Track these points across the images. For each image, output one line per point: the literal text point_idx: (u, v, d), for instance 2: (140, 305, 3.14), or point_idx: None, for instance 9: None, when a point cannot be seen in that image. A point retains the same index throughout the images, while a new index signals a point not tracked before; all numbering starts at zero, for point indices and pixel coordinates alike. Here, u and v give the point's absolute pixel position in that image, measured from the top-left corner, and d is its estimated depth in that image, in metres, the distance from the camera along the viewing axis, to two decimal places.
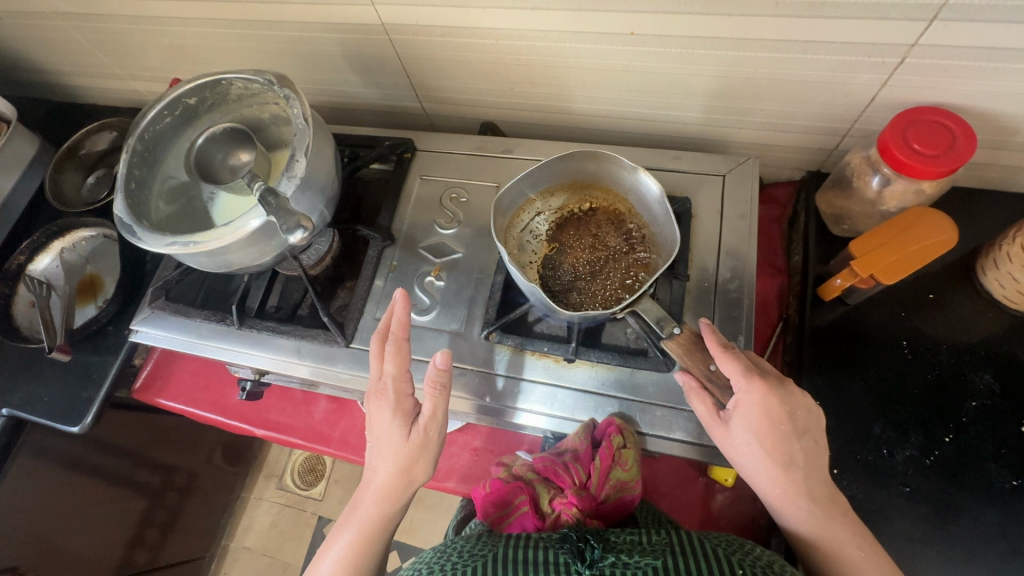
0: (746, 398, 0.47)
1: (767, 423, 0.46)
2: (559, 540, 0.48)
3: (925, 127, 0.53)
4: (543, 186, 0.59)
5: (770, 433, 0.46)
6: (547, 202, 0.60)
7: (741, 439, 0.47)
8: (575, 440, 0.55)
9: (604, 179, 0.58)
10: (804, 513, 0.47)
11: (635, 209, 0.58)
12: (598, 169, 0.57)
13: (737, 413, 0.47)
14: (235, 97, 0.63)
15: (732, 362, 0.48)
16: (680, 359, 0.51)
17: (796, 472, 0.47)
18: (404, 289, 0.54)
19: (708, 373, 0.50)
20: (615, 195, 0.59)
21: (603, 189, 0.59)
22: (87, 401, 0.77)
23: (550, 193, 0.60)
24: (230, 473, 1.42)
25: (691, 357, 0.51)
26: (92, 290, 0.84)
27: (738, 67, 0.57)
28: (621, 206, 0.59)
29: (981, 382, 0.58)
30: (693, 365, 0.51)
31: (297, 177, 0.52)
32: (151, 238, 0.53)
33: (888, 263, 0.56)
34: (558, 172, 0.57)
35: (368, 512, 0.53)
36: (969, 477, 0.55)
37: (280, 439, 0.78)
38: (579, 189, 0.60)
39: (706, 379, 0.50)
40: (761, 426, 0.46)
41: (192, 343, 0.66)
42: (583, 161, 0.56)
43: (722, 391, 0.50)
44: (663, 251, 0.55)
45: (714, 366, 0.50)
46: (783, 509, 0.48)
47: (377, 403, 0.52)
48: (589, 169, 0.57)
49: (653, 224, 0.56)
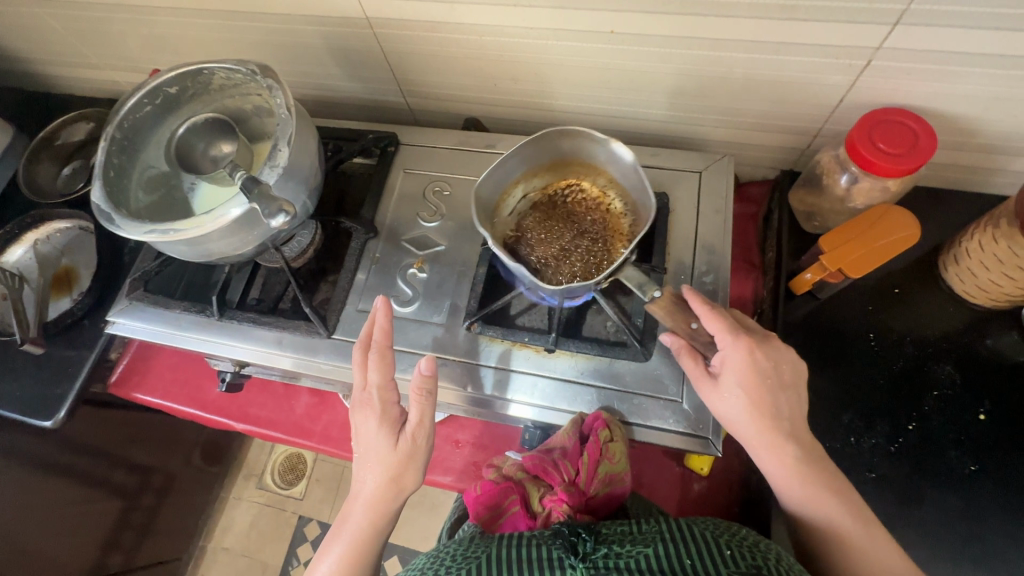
0: (733, 352, 0.49)
1: (753, 378, 0.49)
2: (550, 537, 0.49)
3: (889, 127, 0.55)
4: (524, 169, 0.60)
5: (756, 385, 0.49)
6: (530, 185, 0.61)
7: (730, 394, 0.49)
8: (563, 437, 0.56)
9: (582, 158, 0.59)
10: (790, 470, 0.49)
11: (614, 182, 0.59)
12: (573, 146, 0.58)
13: (726, 369, 0.50)
14: (217, 88, 0.63)
15: (715, 320, 0.50)
16: (663, 320, 0.52)
17: (781, 423, 0.49)
18: (385, 298, 0.55)
19: (691, 332, 0.52)
20: (595, 170, 0.59)
21: (582, 166, 0.60)
22: (61, 395, 0.75)
23: (533, 175, 0.60)
24: (208, 472, 1.40)
25: (672, 315, 0.52)
26: (67, 283, 0.83)
27: (715, 66, 0.59)
28: (601, 180, 0.60)
29: (942, 372, 0.61)
30: (677, 324, 0.52)
31: (279, 167, 0.52)
32: (129, 225, 0.53)
33: (856, 258, 0.58)
34: (534, 154, 0.58)
35: (358, 525, 0.53)
36: (931, 464, 0.57)
37: (261, 435, 0.77)
38: (560, 169, 0.61)
39: (691, 338, 0.52)
40: (747, 379, 0.49)
41: (172, 336, 0.66)
42: (556, 141, 0.57)
43: (705, 350, 0.52)
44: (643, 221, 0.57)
45: (695, 325, 0.52)
46: (774, 468, 0.49)
47: (364, 414, 0.53)
48: (565, 148, 0.58)
49: (634, 196, 0.58)
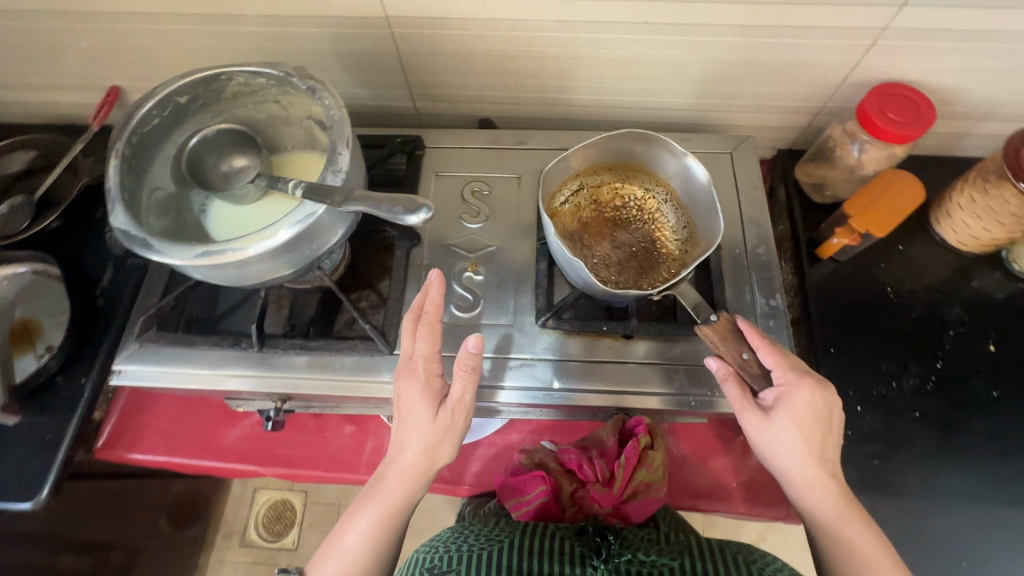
0: (793, 390, 0.48)
1: (809, 419, 0.47)
2: (575, 534, 0.58)
3: (895, 99, 0.61)
4: (589, 162, 0.59)
5: (810, 428, 0.47)
6: (587, 179, 0.60)
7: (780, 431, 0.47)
8: (605, 437, 0.64)
9: (651, 164, 0.58)
10: (832, 503, 0.48)
11: (677, 198, 0.59)
12: (644, 152, 0.58)
13: (778, 405, 0.48)
14: (230, 95, 0.57)
15: (775, 355, 0.50)
16: (715, 345, 0.52)
17: (829, 466, 0.48)
18: (440, 270, 0.52)
19: (740, 361, 0.51)
20: (663, 182, 0.59)
21: (649, 174, 0.59)
22: (41, 470, 0.63)
23: (593, 170, 0.59)
24: (180, 538, 1.24)
25: (726, 341, 0.52)
26: (27, 337, 0.70)
27: (737, 52, 0.63)
28: (665, 193, 0.59)
29: (953, 314, 0.68)
30: (729, 351, 0.52)
31: (343, 171, 0.48)
32: (173, 249, 0.46)
33: (878, 219, 0.64)
34: (604, 152, 0.57)
35: (392, 489, 0.51)
36: (961, 395, 0.64)
37: (293, 476, 0.70)
38: (625, 171, 0.60)
39: (740, 367, 0.51)
40: (802, 420, 0.47)
41: (194, 377, 0.57)
42: (632, 144, 0.57)
43: (756, 383, 0.51)
44: (703, 240, 0.56)
45: (747, 354, 0.52)
46: (812, 500, 0.48)
47: (405, 381, 0.51)
48: (637, 152, 0.58)
49: (696, 218, 0.57)
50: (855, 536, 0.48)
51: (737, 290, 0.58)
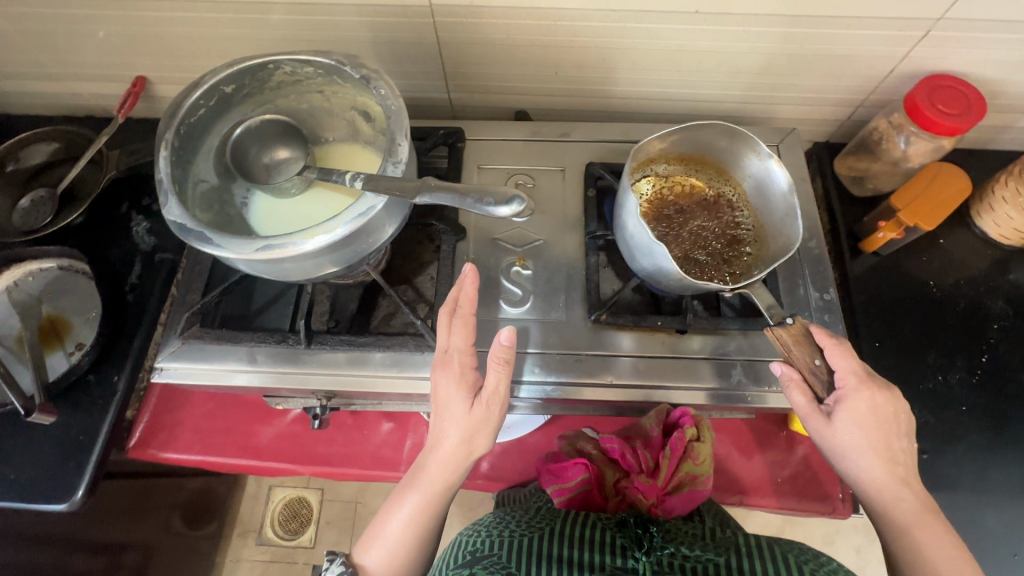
0: (863, 394, 0.47)
1: (877, 422, 0.47)
2: (616, 524, 0.56)
3: (944, 90, 0.61)
4: (661, 151, 0.58)
5: (878, 431, 0.47)
6: (656, 170, 0.59)
7: (849, 434, 0.47)
8: (650, 426, 0.63)
9: (727, 162, 0.57)
10: (906, 504, 0.47)
11: (750, 202, 0.57)
12: (727, 148, 0.56)
13: (848, 409, 0.48)
14: (274, 85, 0.55)
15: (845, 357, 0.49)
16: (786, 347, 0.50)
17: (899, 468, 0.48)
18: (472, 263, 0.50)
19: (811, 367, 0.50)
20: (735, 182, 0.58)
21: (720, 172, 0.58)
22: (76, 469, 0.62)
23: (663, 161, 0.58)
24: (196, 537, 1.22)
25: (801, 345, 0.50)
26: (56, 335, 0.68)
27: (786, 43, 0.62)
28: (734, 193, 0.58)
29: (997, 307, 0.68)
30: (801, 358, 0.50)
31: (403, 163, 0.46)
32: (234, 243, 0.44)
33: (926, 211, 0.63)
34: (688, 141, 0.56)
35: (432, 479, 0.51)
36: (1009, 389, 0.63)
37: (333, 474, 0.69)
38: (695, 166, 0.59)
39: (809, 372, 0.50)
40: (870, 422, 0.47)
41: (236, 376, 0.56)
42: (718, 137, 0.55)
43: (823, 388, 0.50)
44: (775, 243, 0.55)
45: (819, 361, 0.50)
46: (883, 503, 0.48)
47: (440, 373, 0.50)
48: (720, 146, 0.56)
49: (767, 222, 0.56)
50: (924, 542, 0.47)
51: (791, 284, 0.58)
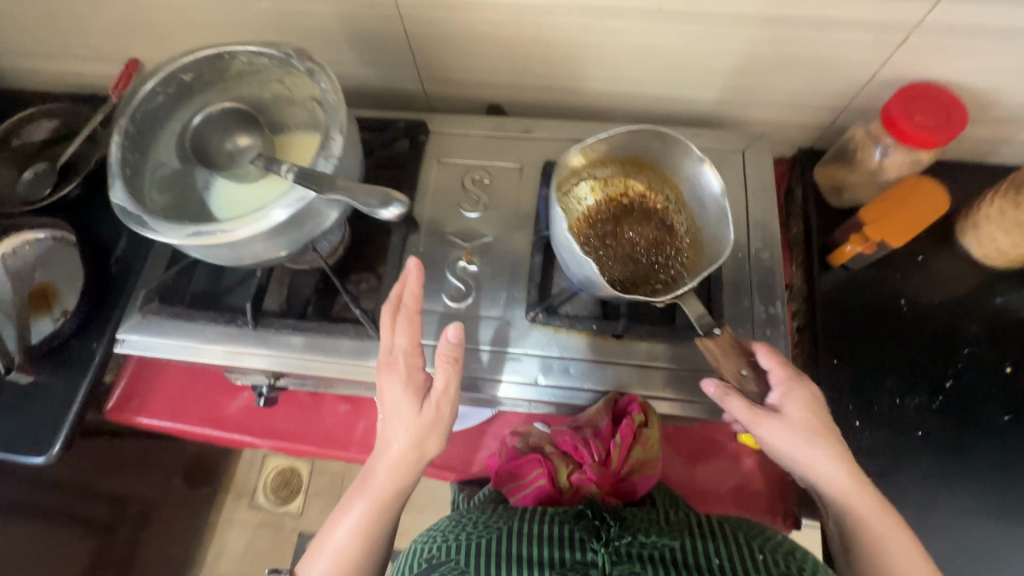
0: (795, 386, 0.50)
1: (814, 410, 0.49)
2: (573, 517, 0.52)
3: (925, 101, 0.58)
4: (598, 156, 0.57)
5: (818, 418, 0.49)
6: (596, 171, 0.58)
7: (792, 426, 0.48)
8: (596, 415, 0.57)
9: (664, 164, 0.57)
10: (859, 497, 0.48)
11: (684, 205, 0.58)
12: (661, 151, 0.56)
13: (785, 402, 0.49)
14: (235, 74, 0.57)
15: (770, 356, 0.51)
16: (719, 358, 0.51)
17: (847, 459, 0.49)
18: (418, 259, 0.52)
19: (739, 376, 0.51)
20: (672, 183, 0.58)
21: (658, 173, 0.58)
22: (54, 425, 0.67)
23: (603, 162, 0.58)
24: (193, 496, 1.30)
25: (726, 356, 0.51)
26: (46, 300, 0.73)
27: (758, 45, 0.60)
28: (672, 195, 0.58)
29: (969, 332, 0.65)
30: (726, 366, 0.51)
31: (335, 157, 0.48)
32: (164, 227, 0.46)
33: (896, 228, 0.61)
34: (622, 143, 0.56)
35: (381, 485, 0.51)
36: (970, 417, 0.61)
37: (288, 450, 0.72)
38: (634, 168, 0.58)
39: (739, 381, 0.51)
40: (808, 412, 0.49)
41: (195, 350, 0.59)
42: (648, 141, 0.55)
43: (756, 391, 0.51)
44: (709, 249, 0.55)
45: (745, 369, 0.51)
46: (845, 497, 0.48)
47: (388, 376, 0.51)
48: (653, 149, 0.56)
49: (702, 225, 0.56)
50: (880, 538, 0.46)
51: (736, 296, 0.57)
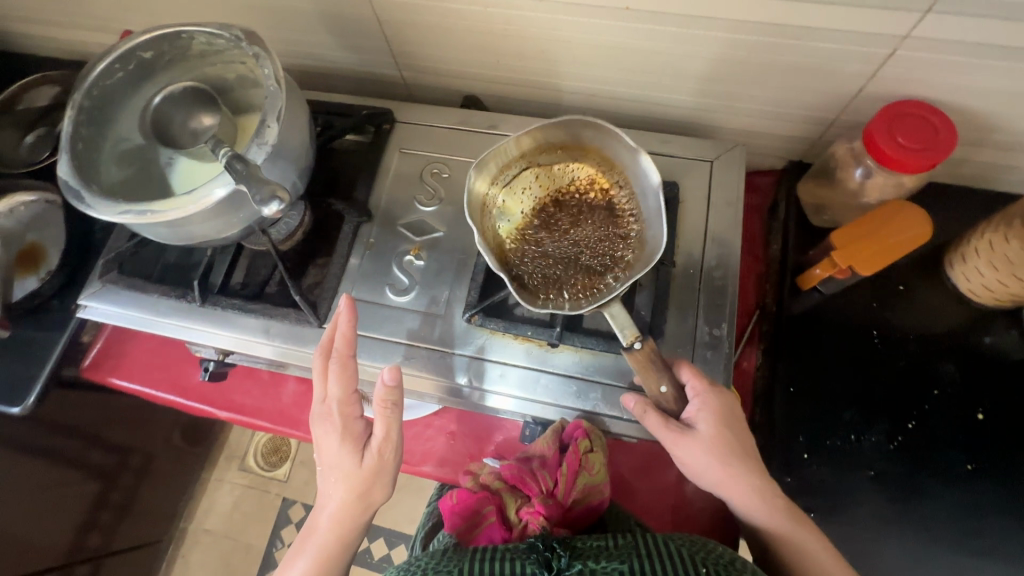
0: (710, 399, 0.51)
1: (728, 424, 0.50)
2: (525, 551, 0.48)
3: (910, 121, 0.53)
4: (537, 145, 0.56)
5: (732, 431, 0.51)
6: (536, 161, 0.57)
7: (707, 442, 0.50)
8: (544, 446, 0.59)
9: (605, 153, 0.55)
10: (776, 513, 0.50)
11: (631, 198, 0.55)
12: (597, 138, 0.54)
13: (702, 417, 0.50)
14: (197, 54, 0.58)
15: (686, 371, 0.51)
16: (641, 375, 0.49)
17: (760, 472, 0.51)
18: (348, 301, 0.52)
19: (659, 396, 0.50)
20: (618, 169, 0.55)
21: (603, 159, 0.56)
22: (31, 379, 0.71)
23: (541, 150, 0.57)
24: (191, 454, 1.36)
25: (646, 373, 0.49)
26: (33, 261, 0.77)
27: (734, 50, 0.57)
28: (619, 181, 0.56)
29: (944, 372, 0.60)
30: (647, 384, 0.50)
31: (268, 145, 0.48)
32: (101, 205, 0.49)
33: (867, 255, 0.57)
34: (553, 132, 0.55)
35: (324, 536, 0.52)
36: (930, 463, 0.57)
37: (244, 423, 0.75)
38: (577, 154, 0.57)
39: (659, 401, 0.50)
40: (723, 427, 0.50)
41: (150, 321, 0.62)
42: (579, 128, 0.54)
43: (673, 408, 0.51)
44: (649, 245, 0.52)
45: (666, 388, 0.50)
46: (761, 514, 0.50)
47: (325, 427, 0.52)
48: (589, 137, 0.54)
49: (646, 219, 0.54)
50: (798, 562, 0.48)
51: (681, 314, 0.55)
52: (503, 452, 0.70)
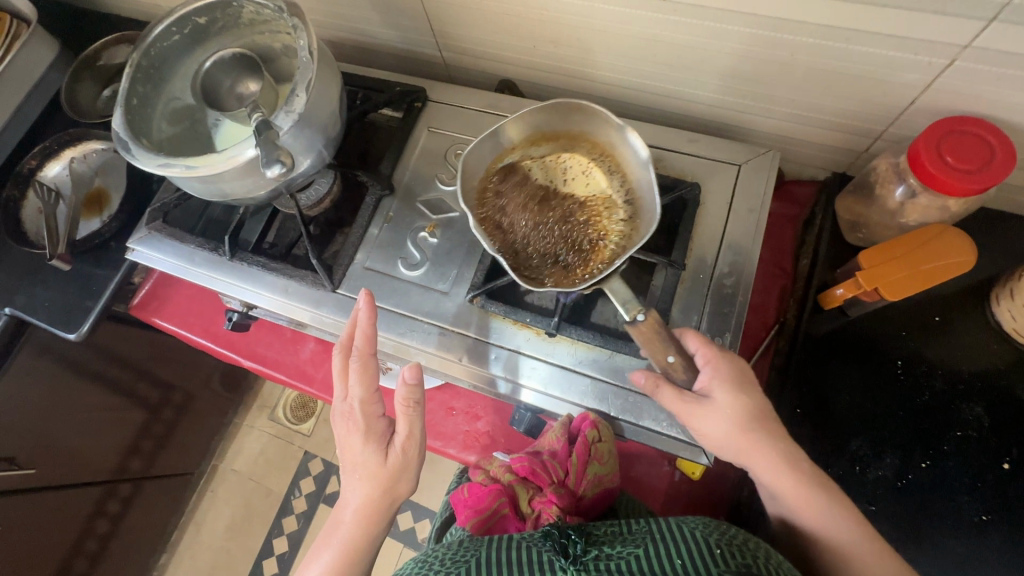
0: (720, 367, 0.49)
1: (747, 392, 0.49)
2: (540, 538, 0.51)
3: (961, 139, 0.49)
4: (525, 135, 0.57)
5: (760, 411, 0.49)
6: (528, 153, 0.58)
7: (723, 408, 0.48)
8: (554, 440, 0.63)
9: (592, 133, 0.56)
10: (823, 529, 0.48)
11: (625, 172, 0.55)
12: (584, 121, 0.55)
13: (716, 385, 0.49)
14: (247, 22, 0.61)
15: (695, 338, 0.50)
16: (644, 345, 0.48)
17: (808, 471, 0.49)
18: (367, 299, 0.53)
19: (666, 366, 0.49)
20: (607, 151, 0.56)
21: (591, 144, 0.57)
22: (86, 310, 0.78)
23: (530, 142, 0.57)
24: (226, 398, 1.45)
25: (651, 346, 0.48)
26: (98, 204, 0.85)
27: (776, 50, 0.54)
28: (611, 163, 0.56)
29: (970, 414, 0.56)
30: (653, 355, 0.48)
31: (295, 113, 0.51)
32: (145, 156, 0.53)
33: (896, 279, 0.54)
34: (540, 120, 0.55)
35: (350, 531, 0.54)
36: (939, 506, 0.54)
37: (266, 373, 0.81)
38: (564, 142, 0.57)
39: (665, 372, 0.49)
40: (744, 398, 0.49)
41: (185, 269, 0.67)
42: (569, 112, 0.55)
43: (684, 379, 0.49)
44: (645, 218, 0.52)
45: (672, 358, 0.48)
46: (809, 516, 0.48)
47: (349, 428, 0.54)
48: (576, 120, 0.55)
49: (640, 191, 0.54)
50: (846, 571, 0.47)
51: (684, 318, 0.54)
52: (498, 432, 0.73)
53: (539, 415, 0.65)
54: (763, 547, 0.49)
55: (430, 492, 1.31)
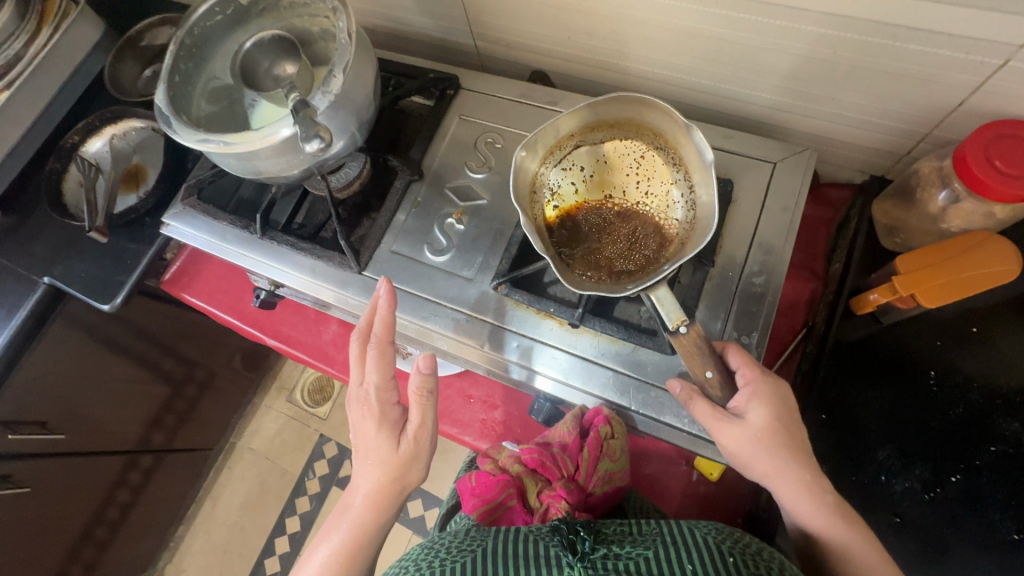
0: (758, 388, 0.49)
1: (774, 423, 0.48)
2: (550, 533, 0.51)
3: (1012, 143, 0.47)
4: (586, 122, 0.56)
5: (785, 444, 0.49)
6: (585, 138, 0.57)
7: (749, 437, 0.48)
8: (564, 432, 0.63)
9: (658, 126, 0.54)
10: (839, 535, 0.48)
11: (688, 172, 0.54)
12: (647, 114, 0.53)
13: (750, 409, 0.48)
14: (288, 5, 0.62)
15: (737, 354, 0.50)
16: (683, 357, 0.48)
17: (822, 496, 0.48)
18: (387, 289, 0.55)
19: (703, 380, 0.49)
20: (671, 144, 0.54)
21: (656, 135, 0.55)
22: (119, 283, 0.81)
23: (592, 128, 0.56)
24: (246, 378, 1.48)
25: (690, 359, 0.48)
26: (135, 179, 0.88)
27: (820, 45, 0.52)
28: (674, 159, 0.54)
29: (1006, 429, 0.54)
30: (692, 368, 0.49)
31: (332, 94, 0.52)
32: (185, 131, 0.55)
33: (933, 286, 0.52)
34: (600, 109, 0.54)
35: (359, 516, 0.55)
36: (966, 521, 0.52)
37: (289, 352, 0.82)
38: (629, 129, 0.56)
39: (702, 385, 0.49)
40: (769, 428, 0.48)
41: (217, 245, 0.69)
42: (632, 105, 0.53)
43: (720, 395, 0.49)
44: (701, 228, 0.50)
45: (710, 373, 0.48)
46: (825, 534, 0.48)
47: (364, 414, 0.55)
48: (638, 112, 0.54)
49: (701, 197, 0.52)
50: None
51: (710, 316, 0.54)
52: (513, 421, 0.73)
53: (558, 405, 0.64)
54: (776, 561, 0.48)
55: (442, 481, 1.32)
